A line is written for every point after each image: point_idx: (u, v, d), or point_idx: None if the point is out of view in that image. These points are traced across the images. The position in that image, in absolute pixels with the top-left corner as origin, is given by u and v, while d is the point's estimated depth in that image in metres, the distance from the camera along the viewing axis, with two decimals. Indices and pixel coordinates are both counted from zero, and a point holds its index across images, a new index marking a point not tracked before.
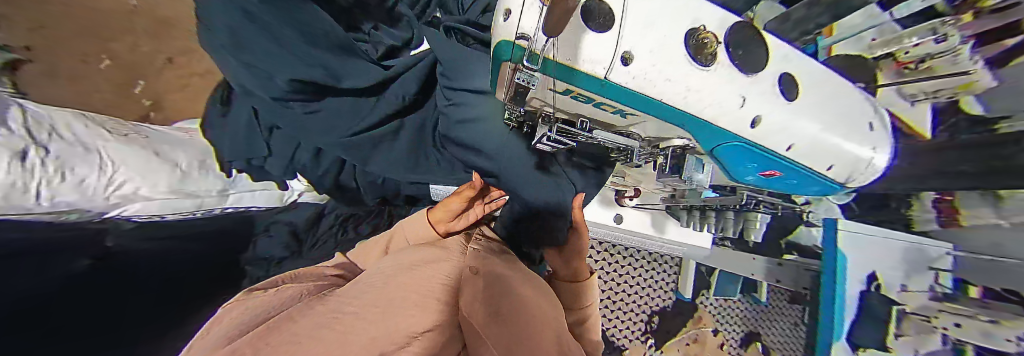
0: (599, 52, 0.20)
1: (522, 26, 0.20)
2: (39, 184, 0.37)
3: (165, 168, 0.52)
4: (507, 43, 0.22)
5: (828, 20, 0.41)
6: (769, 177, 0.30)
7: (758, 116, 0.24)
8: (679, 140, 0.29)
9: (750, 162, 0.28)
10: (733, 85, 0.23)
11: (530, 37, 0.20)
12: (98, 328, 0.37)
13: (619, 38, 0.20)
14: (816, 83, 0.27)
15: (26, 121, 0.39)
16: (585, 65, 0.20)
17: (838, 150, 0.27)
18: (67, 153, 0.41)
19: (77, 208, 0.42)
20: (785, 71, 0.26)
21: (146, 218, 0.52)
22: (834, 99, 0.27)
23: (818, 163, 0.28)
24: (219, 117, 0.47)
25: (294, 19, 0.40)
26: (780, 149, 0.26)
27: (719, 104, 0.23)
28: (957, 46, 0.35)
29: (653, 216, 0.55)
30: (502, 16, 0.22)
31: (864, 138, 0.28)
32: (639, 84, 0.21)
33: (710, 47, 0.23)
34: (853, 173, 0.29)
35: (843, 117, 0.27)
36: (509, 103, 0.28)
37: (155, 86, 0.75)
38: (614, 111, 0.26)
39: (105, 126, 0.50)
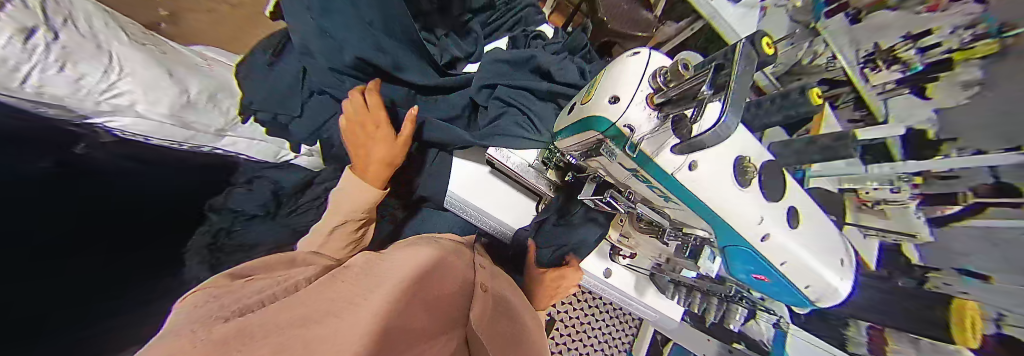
0: (672, 158, 0.25)
1: (628, 117, 0.25)
2: (33, 70, 0.33)
3: (174, 90, 0.49)
4: (604, 119, 0.26)
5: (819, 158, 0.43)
6: (757, 279, 0.31)
7: (767, 233, 0.26)
8: (701, 231, 0.32)
9: (747, 264, 0.29)
10: (755, 204, 0.26)
11: (634, 127, 0.25)
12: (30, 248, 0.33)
13: (692, 149, 0.25)
14: (817, 219, 0.29)
15: (46, 2, 0.35)
16: (663, 160, 0.25)
17: (822, 275, 0.27)
18: (75, 46, 0.37)
19: (61, 104, 0.38)
20: (794, 205, 0.28)
21: (128, 136, 0.47)
22: (827, 236, 0.29)
23: (800, 280, 0.28)
24: (264, 65, 0.45)
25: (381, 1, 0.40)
26: (774, 261, 0.27)
27: (739, 218, 0.26)
28: (908, 201, 0.39)
29: (637, 278, 0.57)
30: (606, 99, 0.26)
31: (840, 270, 0.27)
32: (694, 186, 0.26)
33: (750, 175, 0.26)
34: (824, 296, 0.29)
35: (829, 249, 0.27)
36: (581, 149, 0.33)
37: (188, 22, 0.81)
38: (660, 195, 0.30)
39: (124, 31, 0.47)
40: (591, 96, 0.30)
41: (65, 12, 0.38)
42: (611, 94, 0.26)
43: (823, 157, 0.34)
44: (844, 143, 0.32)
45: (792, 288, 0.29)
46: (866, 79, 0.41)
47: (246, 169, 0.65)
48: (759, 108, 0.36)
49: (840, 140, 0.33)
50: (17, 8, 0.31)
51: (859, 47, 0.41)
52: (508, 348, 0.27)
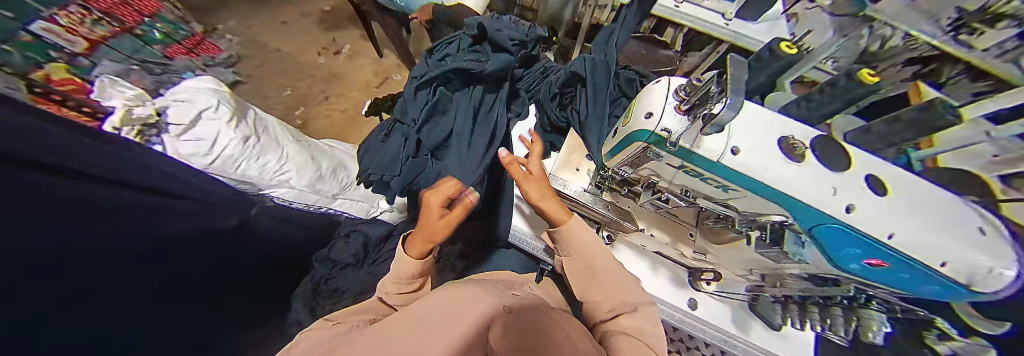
0: (714, 145, 0.29)
1: (665, 124, 0.29)
2: (240, 159, 0.57)
3: (313, 167, 0.67)
4: (644, 131, 0.31)
5: (912, 136, 0.33)
6: (875, 267, 0.28)
7: (850, 203, 0.26)
8: (777, 217, 0.31)
9: (851, 247, 0.27)
10: (817, 178, 0.27)
11: (671, 130, 0.28)
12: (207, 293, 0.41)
13: (730, 136, 0.29)
14: (908, 180, 0.27)
15: (251, 122, 0.62)
16: (704, 151, 0.29)
17: (951, 246, 0.24)
18: (267, 145, 0.62)
19: (250, 181, 0.59)
20: (870, 172, 0.27)
21: (282, 202, 0.64)
22: (934, 201, 0.26)
23: (928, 256, 0.24)
24: (377, 141, 0.62)
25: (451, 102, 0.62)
26: (878, 237, 0.25)
27: (805, 192, 0.27)
28: None
29: (734, 309, 0.48)
30: (643, 115, 0.32)
31: (980, 242, 0.24)
32: (746, 169, 0.28)
33: (801, 150, 0.28)
34: (979, 279, 0.23)
35: (950, 218, 0.25)
36: (627, 162, 0.37)
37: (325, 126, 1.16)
38: (718, 185, 0.32)
39: (293, 133, 0.71)
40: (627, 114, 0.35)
41: (263, 127, 0.65)
42: (645, 110, 0.31)
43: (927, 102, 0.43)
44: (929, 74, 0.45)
45: (924, 270, 0.25)
46: (983, 48, 0.40)
47: (344, 225, 0.78)
48: (807, 102, 0.38)
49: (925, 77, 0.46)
50: (243, 126, 0.60)
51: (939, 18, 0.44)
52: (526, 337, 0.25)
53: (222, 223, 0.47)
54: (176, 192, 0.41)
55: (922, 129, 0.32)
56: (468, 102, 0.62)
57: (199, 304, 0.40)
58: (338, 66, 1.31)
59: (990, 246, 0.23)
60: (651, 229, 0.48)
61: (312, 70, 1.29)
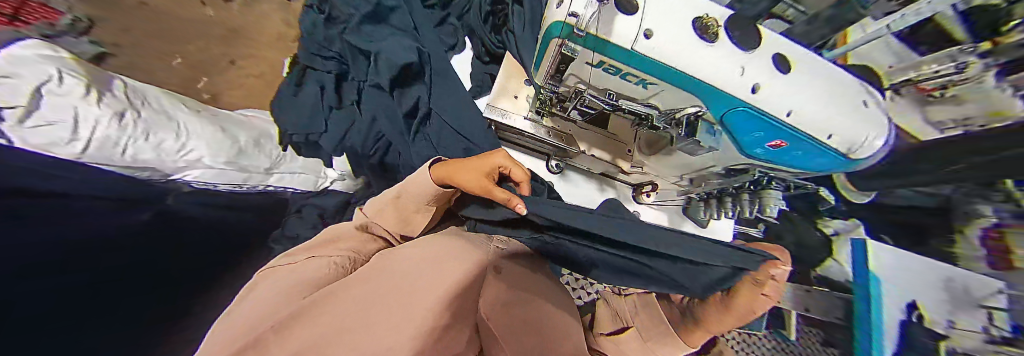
0: (625, 29, 0.27)
1: (573, 9, 0.28)
2: (127, 141, 0.43)
3: (228, 142, 0.58)
4: (558, 24, 0.29)
5: (853, 17, 0.38)
6: (776, 149, 0.31)
7: (756, 83, 0.27)
8: (693, 109, 0.31)
9: (756, 128, 0.29)
10: (731, 58, 0.27)
11: (578, 16, 0.27)
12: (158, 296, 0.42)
13: (643, 18, 0.27)
14: (808, 58, 0.29)
15: (126, 92, 0.48)
16: (616, 38, 0.27)
17: (837, 118, 0.27)
18: (155, 121, 0.49)
19: (150, 166, 0.47)
20: (777, 52, 0.28)
21: (201, 186, 0.55)
22: (829, 75, 0.28)
23: (819, 131, 0.27)
24: (291, 93, 0.56)
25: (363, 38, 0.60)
26: (780, 116, 0.27)
27: (717, 73, 0.27)
28: (979, 77, 0.43)
29: (668, 213, 0.57)
30: (554, 5, 0.30)
31: (861, 112, 0.27)
32: (658, 54, 0.27)
33: (714, 29, 0.28)
34: (853, 146, 0.27)
35: (839, 90, 0.28)
36: (552, 72, 0.35)
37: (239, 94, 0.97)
38: (636, 81, 0.31)
39: (187, 103, 0.58)
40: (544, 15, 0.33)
41: (140, 97, 0.51)
42: (557, 0, 0.30)
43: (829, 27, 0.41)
44: (846, 9, 0.38)
45: (811, 144, 0.28)
46: None
47: (292, 201, 0.72)
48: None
49: (841, 9, 0.38)
50: (108, 99, 0.44)
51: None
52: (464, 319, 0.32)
53: (122, 221, 0.42)
54: (47, 189, 0.33)
55: (842, 12, 0.37)
56: (387, 46, 0.57)
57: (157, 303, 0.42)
58: (240, 18, 1.06)
59: (868, 113, 0.27)
60: (592, 149, 0.47)
61: (206, 26, 1.03)
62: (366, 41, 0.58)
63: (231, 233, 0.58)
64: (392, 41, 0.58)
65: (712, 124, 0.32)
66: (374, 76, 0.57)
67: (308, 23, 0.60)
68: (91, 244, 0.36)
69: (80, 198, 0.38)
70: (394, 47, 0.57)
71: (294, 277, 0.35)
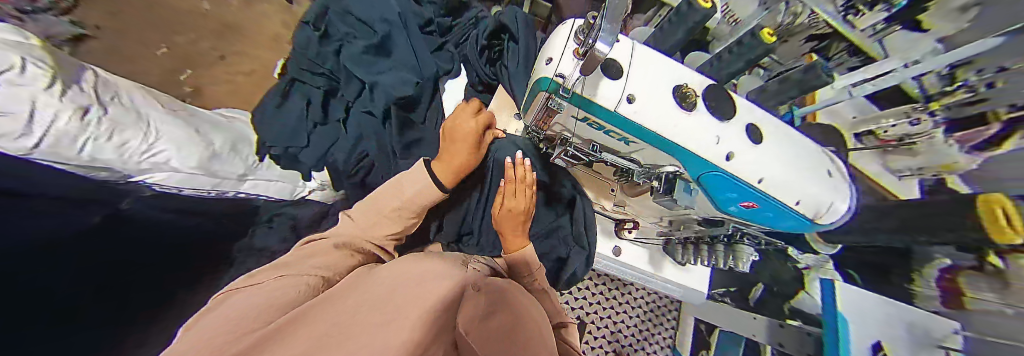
0: (610, 93, 0.30)
1: (560, 69, 0.30)
2: (88, 139, 0.40)
3: (202, 144, 0.55)
4: (546, 79, 0.32)
5: (796, 94, 0.40)
6: (748, 209, 0.32)
7: (730, 152, 0.29)
8: (670, 168, 0.34)
9: (730, 191, 0.31)
10: (705, 126, 0.29)
11: (565, 76, 0.30)
12: (104, 288, 0.37)
13: (626, 84, 0.30)
14: (778, 128, 0.31)
15: (95, 84, 0.45)
16: (601, 100, 0.30)
17: (804, 187, 0.28)
18: (121, 117, 0.46)
19: (109, 167, 0.44)
20: (751, 121, 0.30)
21: (165, 189, 0.52)
22: (795, 143, 0.30)
23: (788, 197, 0.29)
24: (273, 106, 0.58)
25: (358, 58, 0.61)
26: (752, 182, 0.29)
27: (692, 142, 0.29)
28: (931, 129, 0.60)
29: (651, 254, 0.58)
30: (544, 61, 0.34)
31: (829, 183, 0.29)
32: (640, 118, 0.30)
33: (692, 97, 0.30)
34: (819, 211, 0.29)
35: (809, 159, 0.30)
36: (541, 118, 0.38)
37: (221, 91, 0.93)
38: (619, 139, 0.34)
39: (163, 102, 0.56)
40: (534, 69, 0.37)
41: (112, 91, 0.48)
42: (547, 58, 0.33)
43: (798, 88, 0.39)
44: (811, 74, 0.37)
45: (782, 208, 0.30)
46: (864, 26, 0.59)
47: (266, 209, 0.70)
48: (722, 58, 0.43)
49: (807, 73, 0.37)
50: (75, 92, 0.40)
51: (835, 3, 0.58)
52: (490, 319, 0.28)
53: (84, 223, 0.37)
54: (24, 188, 0.31)
55: (801, 86, 0.39)
56: (386, 79, 0.60)
57: (93, 300, 0.35)
58: (231, 13, 1.03)
59: (833, 183, 0.29)
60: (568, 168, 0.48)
61: (194, 18, 0.99)
62: (361, 68, 0.60)
63: (186, 236, 0.52)
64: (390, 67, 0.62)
65: (688, 182, 0.35)
66: (361, 103, 0.62)
67: (310, 42, 0.60)
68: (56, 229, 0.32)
69: (54, 188, 0.35)
70: (391, 78, 0.60)
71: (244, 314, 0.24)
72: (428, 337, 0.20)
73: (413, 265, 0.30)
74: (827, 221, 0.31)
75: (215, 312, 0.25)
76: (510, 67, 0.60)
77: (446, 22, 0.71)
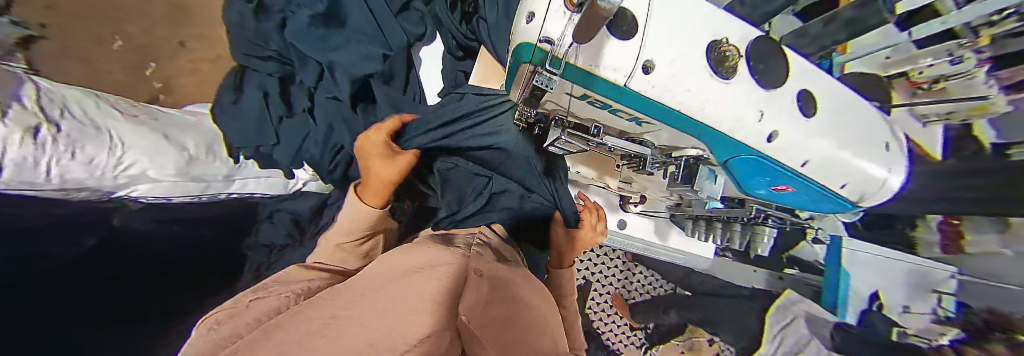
0: (620, 62, 0.25)
1: (547, 32, 0.25)
2: (49, 161, 0.36)
3: (175, 150, 0.53)
4: (528, 45, 0.26)
5: (844, 37, 0.41)
6: (779, 191, 0.35)
7: (775, 132, 0.29)
8: (693, 150, 0.34)
9: (762, 176, 0.32)
10: (750, 104, 0.28)
11: (554, 40, 0.25)
12: (126, 312, 0.40)
13: (640, 49, 0.25)
14: (837, 95, 0.31)
15: (39, 98, 0.40)
16: (605, 70, 0.25)
17: (852, 169, 0.31)
18: (79, 132, 0.41)
19: (86, 185, 0.42)
20: (806, 88, 0.30)
21: (152, 200, 0.52)
22: (851, 114, 0.31)
23: (834, 180, 0.32)
24: (230, 103, 0.57)
25: (311, 36, 0.55)
26: (796, 165, 0.30)
27: (730, 126, 0.28)
28: (972, 69, 0.42)
29: (657, 224, 0.63)
30: (525, 18, 0.27)
31: (882, 161, 0.32)
32: (656, 92, 0.26)
33: (733, 59, 0.27)
34: (866, 192, 0.33)
35: (858, 136, 0.31)
36: (528, 98, 0.32)
37: (167, 68, 0.80)
38: (630, 118, 0.31)
39: (115, 107, 0.51)
40: (513, 29, 0.29)
41: (60, 100, 0.43)
42: (529, 12, 0.26)
43: (848, 30, 0.40)
44: (869, 12, 0.38)
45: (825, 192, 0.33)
46: None
47: (264, 206, 0.70)
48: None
49: (863, 9, 0.39)
50: (17, 110, 0.35)
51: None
52: (498, 310, 0.29)
53: (69, 247, 0.36)
54: None
55: (852, 27, 0.40)
56: (342, 57, 0.56)
57: (122, 323, 0.39)
58: None
59: (884, 158, 0.32)
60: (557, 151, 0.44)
61: None
62: (313, 47, 0.55)
63: (189, 248, 0.54)
64: (358, 44, 0.57)
65: (713, 166, 0.39)
66: (325, 88, 0.59)
67: (246, 17, 0.55)
68: (50, 258, 0.33)
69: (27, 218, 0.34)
70: (349, 57, 0.56)
71: (254, 309, 0.27)
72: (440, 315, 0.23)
73: (422, 259, 0.37)
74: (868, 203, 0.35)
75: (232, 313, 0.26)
76: (488, 19, 0.50)
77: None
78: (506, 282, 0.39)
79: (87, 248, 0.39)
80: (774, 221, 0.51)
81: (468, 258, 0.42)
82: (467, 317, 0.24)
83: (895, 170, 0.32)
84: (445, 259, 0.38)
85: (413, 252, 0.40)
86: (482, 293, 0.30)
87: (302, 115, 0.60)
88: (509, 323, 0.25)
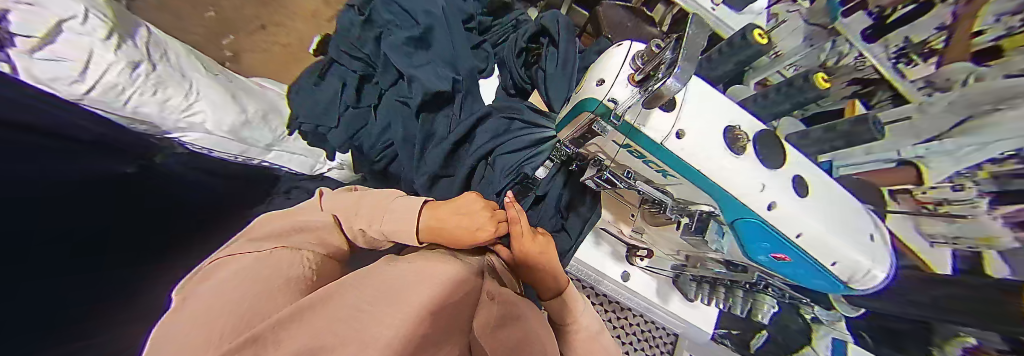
0: (659, 126, 0.31)
1: (612, 94, 0.31)
2: (135, 92, 0.43)
3: (236, 110, 0.57)
4: (593, 99, 0.33)
5: (842, 144, 0.44)
6: (779, 260, 0.37)
7: (773, 202, 0.32)
8: (706, 206, 0.38)
9: (763, 241, 0.35)
10: (753, 173, 0.32)
11: (617, 102, 0.30)
12: (130, 242, 0.37)
13: (676, 120, 0.31)
14: (822, 183, 0.35)
15: (148, 43, 0.48)
16: (648, 131, 0.31)
17: (842, 251, 0.33)
18: (167, 75, 0.48)
19: (149, 121, 0.46)
20: (799, 173, 0.34)
21: (196, 149, 0.55)
22: (837, 202, 0.35)
23: (825, 257, 0.33)
24: (310, 85, 0.67)
25: (398, 50, 0.63)
26: (790, 235, 0.33)
27: (737, 188, 0.32)
28: (972, 198, 0.46)
29: (659, 282, 0.64)
30: (594, 82, 0.34)
31: (866, 249, 0.34)
32: (684, 154, 0.31)
33: (742, 142, 0.32)
34: (853, 275, 0.34)
35: (848, 224, 0.34)
36: (578, 134, 0.38)
37: (240, 43, 0.91)
38: (658, 170, 0.36)
39: (204, 65, 0.57)
40: (580, 85, 0.37)
41: (161, 50, 0.50)
42: (598, 79, 0.33)
43: (846, 139, 0.43)
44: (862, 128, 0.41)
45: (817, 265, 0.35)
46: (913, 76, 0.49)
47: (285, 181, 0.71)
48: (767, 98, 0.48)
49: (856, 125, 0.42)
50: (128, 47, 0.43)
51: (890, 44, 0.50)
52: None
53: (110, 171, 0.37)
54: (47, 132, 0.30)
55: (850, 138, 0.43)
56: (422, 74, 0.62)
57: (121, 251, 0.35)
58: None
59: (874, 251, 0.34)
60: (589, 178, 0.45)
61: None
62: (399, 58, 0.63)
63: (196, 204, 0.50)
64: (433, 63, 0.65)
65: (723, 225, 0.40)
66: (396, 92, 0.66)
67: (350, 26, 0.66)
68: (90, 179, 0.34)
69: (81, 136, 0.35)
70: (427, 74, 0.62)
71: (226, 287, 0.27)
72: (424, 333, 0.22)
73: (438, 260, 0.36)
74: (861, 286, 0.36)
75: (213, 288, 0.27)
76: (549, 71, 0.61)
77: (486, 21, 0.76)
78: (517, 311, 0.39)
79: (118, 176, 0.38)
80: (775, 291, 0.53)
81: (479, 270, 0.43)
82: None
83: (881, 263, 0.34)
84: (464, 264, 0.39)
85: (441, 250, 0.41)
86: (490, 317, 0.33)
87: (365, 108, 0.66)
88: None
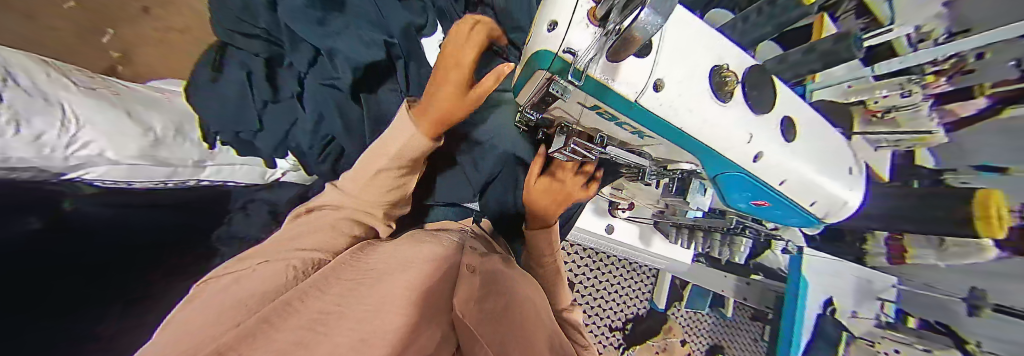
0: (635, 79, 0.26)
1: (569, 42, 0.25)
2: None
3: (139, 131, 0.48)
4: (548, 52, 0.26)
5: (819, 67, 0.42)
6: (758, 205, 0.38)
7: (760, 152, 0.31)
8: (687, 164, 0.37)
9: (745, 191, 0.35)
10: (743, 125, 0.30)
11: (576, 53, 0.25)
12: (58, 308, 0.32)
13: (654, 68, 0.26)
14: (809, 122, 0.34)
15: None
16: (619, 86, 0.26)
17: (820, 190, 0.35)
18: (27, 103, 0.35)
19: (30, 165, 0.36)
20: (788, 114, 0.33)
21: (111, 184, 0.48)
22: (820, 139, 0.35)
23: (804, 197, 0.35)
24: (207, 81, 0.56)
25: (299, 14, 0.53)
26: (773, 183, 0.34)
27: (726, 144, 0.30)
28: (919, 102, 0.51)
29: (641, 228, 0.68)
30: (546, 26, 0.26)
31: (844, 181, 0.36)
32: (663, 108, 0.28)
33: (730, 85, 0.29)
34: (829, 209, 0.37)
35: (827, 160, 0.35)
36: (539, 98, 0.32)
37: (126, 37, 0.74)
38: (634, 130, 0.33)
39: (68, 77, 0.45)
40: (532, 32, 0.29)
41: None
42: (550, 20, 0.26)
43: (824, 61, 0.41)
44: (842, 47, 0.39)
45: (796, 205, 0.36)
46: None
47: (237, 196, 0.67)
48: (747, 22, 0.44)
49: (838, 43, 0.40)
50: None
51: None
52: (493, 306, 0.29)
53: (18, 222, 0.31)
54: None
55: (828, 59, 0.41)
56: (341, 46, 0.54)
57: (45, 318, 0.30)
58: None
59: (848, 180, 0.36)
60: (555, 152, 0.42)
61: None
62: (306, 31, 0.53)
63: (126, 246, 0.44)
64: (358, 30, 0.56)
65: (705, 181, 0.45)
66: (317, 74, 0.59)
67: None
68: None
69: None
70: (349, 45, 0.54)
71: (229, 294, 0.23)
72: (420, 327, 0.22)
73: (411, 251, 0.35)
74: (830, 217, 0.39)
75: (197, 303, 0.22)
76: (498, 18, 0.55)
77: None
78: (506, 281, 0.39)
79: (28, 230, 0.32)
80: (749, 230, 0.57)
81: (459, 255, 0.41)
82: (461, 319, 0.25)
83: (854, 191, 0.37)
84: (440, 255, 0.37)
85: (404, 244, 0.37)
86: (473, 292, 0.30)
87: (287, 101, 0.61)
88: (505, 317, 0.29)
